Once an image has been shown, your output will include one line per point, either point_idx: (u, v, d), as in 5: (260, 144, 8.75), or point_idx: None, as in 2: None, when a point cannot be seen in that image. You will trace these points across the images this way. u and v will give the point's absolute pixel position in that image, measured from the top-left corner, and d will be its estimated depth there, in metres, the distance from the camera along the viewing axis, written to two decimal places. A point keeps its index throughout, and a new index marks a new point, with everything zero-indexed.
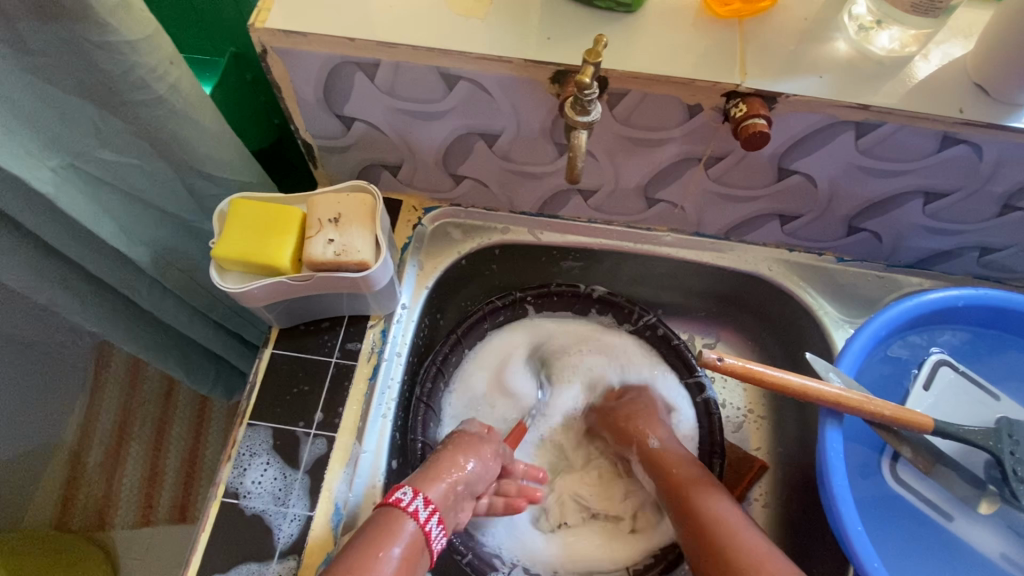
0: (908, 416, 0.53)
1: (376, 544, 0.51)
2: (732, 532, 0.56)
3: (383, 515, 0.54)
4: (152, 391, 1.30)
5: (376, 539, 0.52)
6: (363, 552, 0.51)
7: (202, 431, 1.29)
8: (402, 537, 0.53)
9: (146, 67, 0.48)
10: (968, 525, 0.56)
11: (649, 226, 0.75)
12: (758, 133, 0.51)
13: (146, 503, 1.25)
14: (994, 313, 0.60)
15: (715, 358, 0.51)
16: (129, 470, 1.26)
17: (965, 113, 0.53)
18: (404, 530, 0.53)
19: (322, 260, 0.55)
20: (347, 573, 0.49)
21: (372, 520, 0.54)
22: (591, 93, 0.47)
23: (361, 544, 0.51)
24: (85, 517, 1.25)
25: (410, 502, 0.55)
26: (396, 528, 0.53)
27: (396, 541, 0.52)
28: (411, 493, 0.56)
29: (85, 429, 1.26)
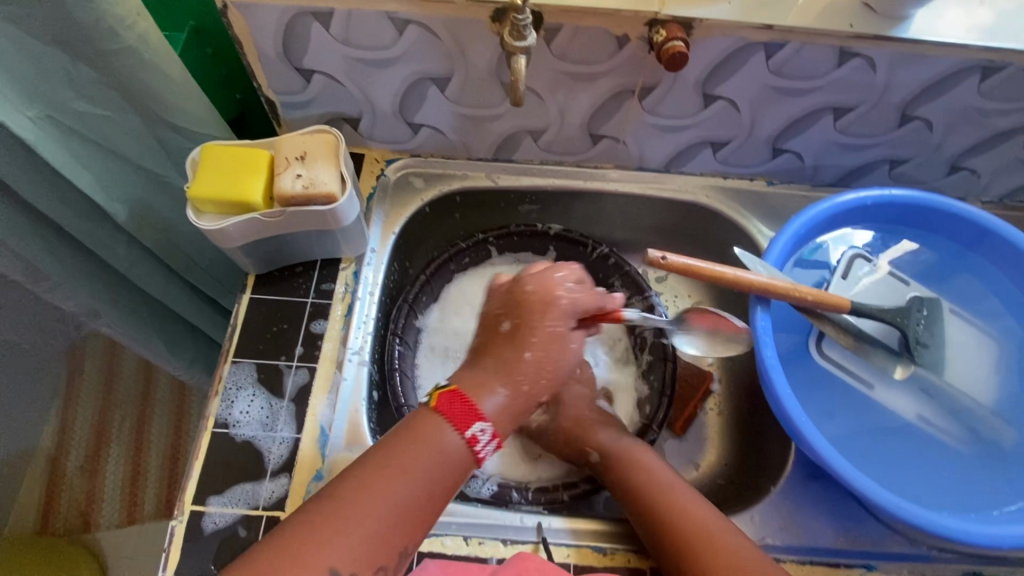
0: (827, 298, 0.60)
1: (416, 454, 0.49)
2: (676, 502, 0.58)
3: (438, 419, 0.51)
4: (127, 395, 1.24)
5: (417, 442, 0.50)
6: (406, 456, 0.49)
7: (182, 430, 1.29)
8: (443, 451, 0.50)
9: (115, 16, 0.53)
10: (887, 393, 0.64)
11: (596, 164, 0.81)
12: (677, 54, 0.58)
13: (130, 501, 1.29)
14: (900, 210, 0.67)
15: (659, 257, 0.56)
16: (110, 470, 1.28)
17: (855, 27, 0.60)
18: (446, 443, 0.50)
19: (292, 193, 0.59)
20: (383, 464, 0.48)
21: (424, 420, 0.51)
22: (524, 19, 0.54)
23: (401, 443, 0.50)
24: (67, 519, 1.26)
25: (474, 429, 0.51)
26: (438, 438, 0.50)
27: (438, 447, 0.50)
28: (477, 420, 0.52)
29: (62, 432, 1.21)
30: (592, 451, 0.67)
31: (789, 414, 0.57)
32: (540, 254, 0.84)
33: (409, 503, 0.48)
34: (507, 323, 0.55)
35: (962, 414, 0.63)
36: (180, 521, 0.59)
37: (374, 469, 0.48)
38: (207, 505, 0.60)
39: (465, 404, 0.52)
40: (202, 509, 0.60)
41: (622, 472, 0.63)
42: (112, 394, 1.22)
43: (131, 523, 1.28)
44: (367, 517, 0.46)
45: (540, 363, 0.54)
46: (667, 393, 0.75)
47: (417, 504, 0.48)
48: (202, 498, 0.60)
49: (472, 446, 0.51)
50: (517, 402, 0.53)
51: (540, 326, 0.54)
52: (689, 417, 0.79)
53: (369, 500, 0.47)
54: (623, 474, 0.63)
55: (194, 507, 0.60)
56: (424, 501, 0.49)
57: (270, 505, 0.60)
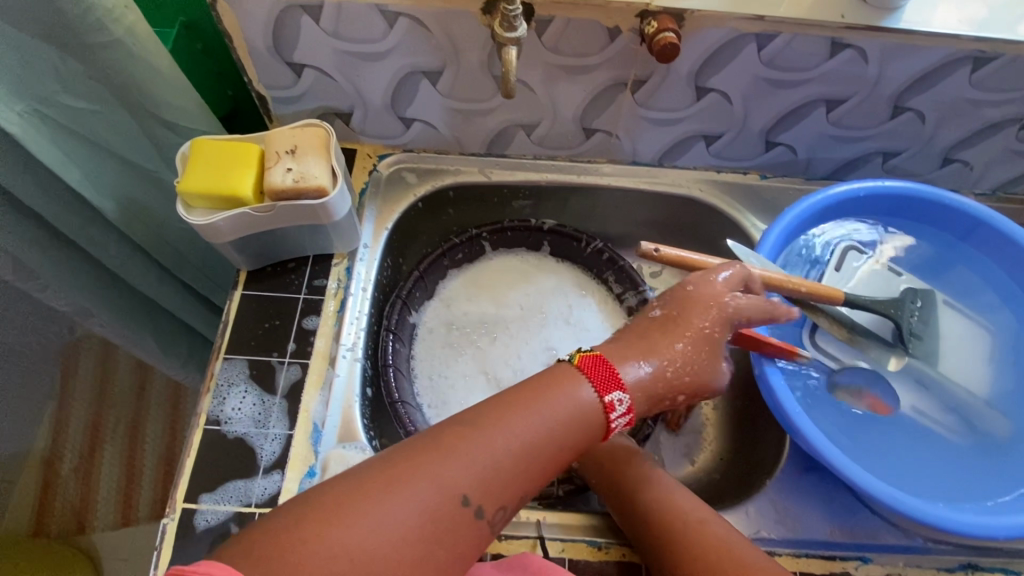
0: (821, 290, 0.60)
1: (555, 400, 0.49)
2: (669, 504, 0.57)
3: (577, 376, 0.51)
4: (124, 393, 1.22)
5: (555, 393, 0.50)
6: (542, 402, 0.49)
7: (176, 432, 1.29)
8: (576, 405, 0.50)
9: (103, 9, 0.53)
10: (881, 384, 0.64)
11: (590, 158, 0.81)
12: (669, 44, 0.58)
13: (124, 502, 1.30)
14: (892, 201, 0.67)
15: (651, 248, 0.57)
16: (105, 471, 1.28)
17: (846, 18, 0.60)
18: (582, 400, 0.50)
19: (283, 187, 0.59)
20: (516, 402, 0.49)
21: (564, 376, 0.51)
22: (514, 9, 0.53)
23: (539, 390, 0.50)
24: (61, 522, 1.23)
25: (612, 396, 0.51)
26: (576, 394, 0.50)
27: (572, 400, 0.50)
28: (617, 389, 0.52)
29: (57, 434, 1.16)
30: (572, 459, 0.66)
31: (783, 408, 0.57)
32: (534, 249, 0.84)
33: (534, 449, 0.47)
34: (660, 312, 0.58)
35: (957, 404, 0.63)
36: (172, 518, 0.59)
37: (510, 404, 0.48)
38: (199, 503, 0.59)
39: (609, 369, 0.52)
40: (194, 506, 0.59)
41: (615, 470, 0.62)
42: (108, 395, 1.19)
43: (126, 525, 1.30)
44: (496, 449, 0.45)
45: (687, 355, 0.56)
46: None
47: (542, 452, 0.47)
48: (194, 496, 0.60)
49: (606, 413, 0.51)
50: (657, 383, 0.55)
51: (693, 323, 0.56)
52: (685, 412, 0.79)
53: (506, 435, 0.46)
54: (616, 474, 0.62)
55: (186, 505, 0.59)
56: (548, 450, 0.48)
57: (263, 502, 0.59)
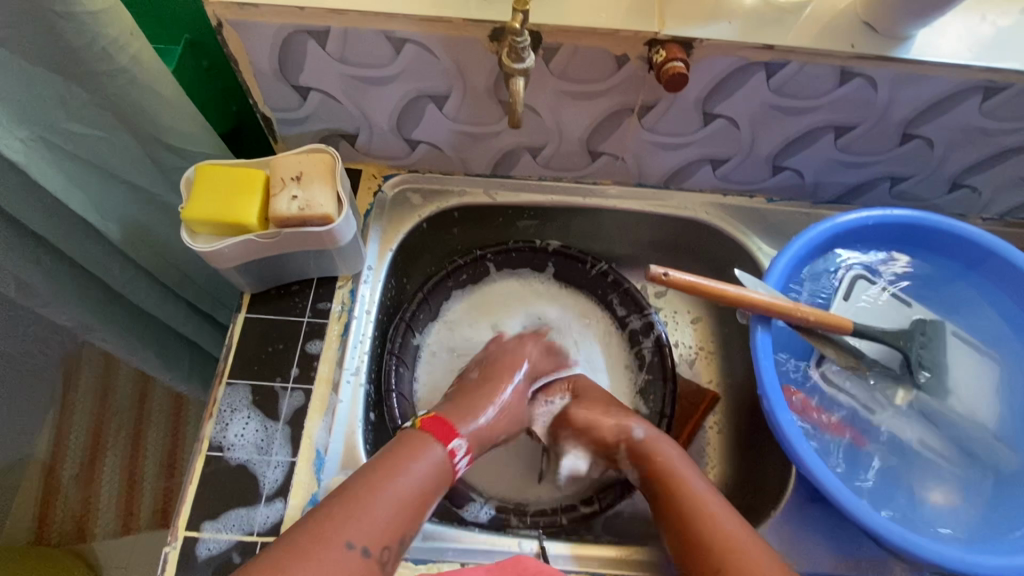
0: (831, 319, 0.59)
1: (409, 458, 0.56)
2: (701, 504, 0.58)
3: (423, 436, 0.59)
4: (124, 398, 1.22)
5: (412, 451, 0.57)
6: (402, 459, 0.56)
7: (180, 434, 1.28)
8: (428, 459, 0.57)
9: (108, 38, 0.52)
10: (889, 418, 0.64)
11: (595, 180, 0.80)
12: (677, 74, 0.57)
13: (126, 511, 1.27)
14: (903, 231, 0.66)
15: (660, 272, 0.55)
16: (108, 474, 1.27)
17: (856, 48, 0.59)
18: (435, 454, 0.58)
19: (288, 215, 0.59)
20: (376, 485, 0.53)
21: (409, 438, 0.59)
22: (522, 40, 0.53)
23: (397, 451, 0.57)
24: (60, 529, 1.23)
25: (453, 443, 0.60)
26: (427, 450, 0.58)
27: (427, 457, 0.57)
28: (456, 437, 0.61)
29: (58, 443, 1.18)
30: (637, 426, 0.66)
31: (793, 444, 0.56)
32: (538, 269, 0.84)
33: (409, 496, 0.54)
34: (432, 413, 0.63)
35: (962, 439, 0.62)
36: (173, 547, 0.58)
37: (373, 488, 0.53)
38: (201, 531, 0.59)
39: (445, 424, 0.62)
40: (196, 535, 0.59)
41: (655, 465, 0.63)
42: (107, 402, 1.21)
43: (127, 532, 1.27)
44: (374, 504, 0.52)
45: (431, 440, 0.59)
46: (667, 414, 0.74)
47: (413, 499, 0.55)
48: (196, 524, 0.59)
49: (451, 459, 0.60)
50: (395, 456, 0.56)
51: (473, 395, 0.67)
52: (689, 436, 0.79)
53: (377, 492, 0.53)
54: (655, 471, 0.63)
55: (188, 533, 0.59)
56: (420, 496, 0.55)
57: (265, 531, 0.59)
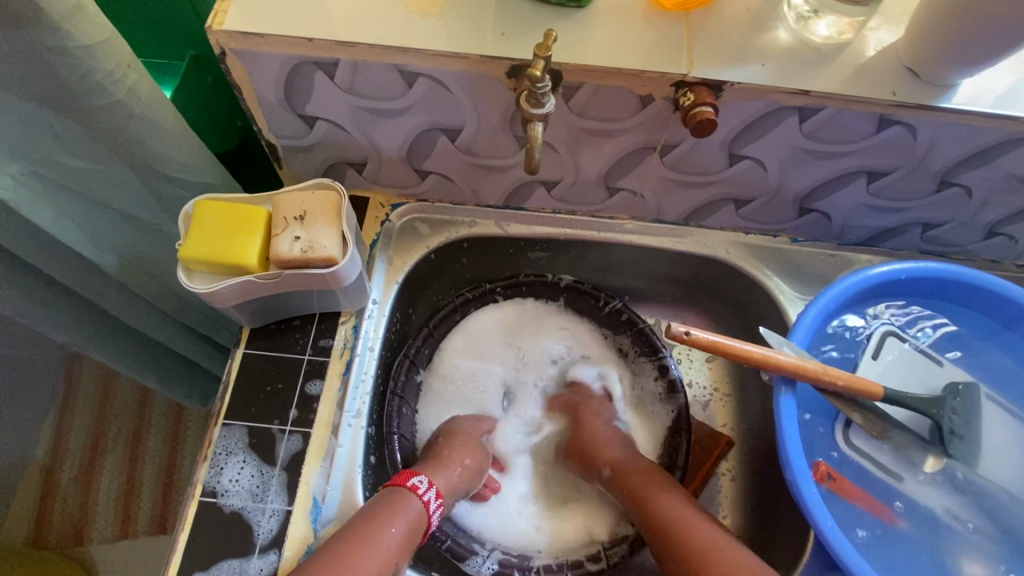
0: (859, 384, 0.57)
1: (386, 514, 0.57)
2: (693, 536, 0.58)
3: (394, 492, 0.60)
4: (125, 406, 1.14)
5: (388, 506, 0.58)
6: (381, 514, 0.57)
7: (178, 448, 1.17)
8: (407, 512, 0.58)
9: (104, 71, 0.49)
10: (915, 485, 0.62)
11: (611, 215, 0.77)
12: (706, 119, 0.54)
13: (123, 515, 1.17)
14: (935, 284, 0.64)
15: (682, 332, 0.52)
16: (105, 482, 1.17)
17: (897, 96, 0.56)
18: (411, 506, 0.59)
19: (290, 258, 0.56)
20: (356, 538, 0.54)
21: (382, 498, 0.59)
22: (543, 85, 0.50)
23: (374, 508, 0.57)
24: (59, 530, 1.15)
25: (413, 480, 0.61)
26: (404, 505, 0.58)
27: (404, 510, 0.58)
28: (414, 475, 0.62)
29: (57, 444, 1.12)
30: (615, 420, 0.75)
31: (817, 519, 0.53)
32: (549, 303, 0.81)
33: (389, 549, 0.55)
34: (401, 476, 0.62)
35: (994, 509, 0.59)
36: None
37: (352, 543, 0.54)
38: None
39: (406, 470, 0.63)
40: None
41: (651, 498, 0.63)
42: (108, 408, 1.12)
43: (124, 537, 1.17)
44: (356, 558, 0.53)
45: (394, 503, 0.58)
46: (680, 465, 0.72)
47: (392, 553, 0.55)
48: (187, 574, 0.57)
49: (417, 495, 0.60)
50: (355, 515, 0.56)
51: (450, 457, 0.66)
52: (701, 484, 0.76)
53: (360, 547, 0.54)
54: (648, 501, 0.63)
55: None
56: (399, 548, 0.56)
57: None
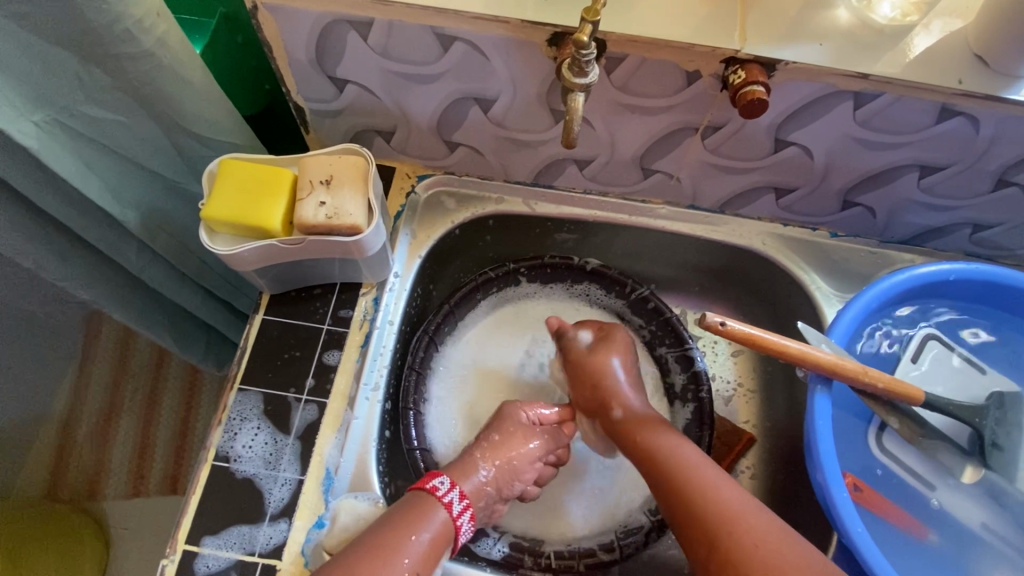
0: (899, 387, 0.54)
1: (409, 521, 0.54)
2: (675, 461, 0.56)
3: (418, 497, 0.57)
4: (143, 363, 1.16)
5: (412, 514, 0.55)
6: (403, 521, 0.54)
7: (193, 404, 1.16)
8: (432, 521, 0.55)
9: (132, 19, 0.47)
10: (949, 495, 0.59)
11: (644, 198, 0.74)
12: (757, 99, 0.51)
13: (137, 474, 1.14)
14: (985, 287, 0.61)
15: (717, 321, 0.50)
16: (121, 437, 1.15)
17: (964, 84, 0.52)
18: (433, 513, 0.56)
19: (315, 223, 0.54)
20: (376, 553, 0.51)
21: (406, 502, 0.56)
22: (588, 53, 0.47)
23: (398, 515, 0.55)
24: (75, 486, 1.14)
25: (434, 481, 0.58)
26: (429, 512, 0.55)
27: (426, 518, 0.55)
28: (436, 476, 0.59)
29: (76, 397, 1.14)
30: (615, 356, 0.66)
31: (845, 526, 0.51)
32: (573, 286, 0.79)
33: (408, 557, 0.52)
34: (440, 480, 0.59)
35: None
36: (171, 560, 0.56)
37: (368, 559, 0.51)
38: (201, 546, 0.56)
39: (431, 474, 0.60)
40: (196, 549, 0.56)
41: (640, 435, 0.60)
42: (126, 364, 1.15)
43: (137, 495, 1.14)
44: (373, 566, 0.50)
45: (417, 511, 0.55)
46: None
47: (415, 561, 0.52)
48: (197, 537, 0.57)
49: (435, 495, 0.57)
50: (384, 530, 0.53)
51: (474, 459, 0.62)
52: None
53: (376, 555, 0.51)
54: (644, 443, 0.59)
55: (188, 546, 0.56)
56: (421, 559, 0.53)
57: (267, 553, 0.56)
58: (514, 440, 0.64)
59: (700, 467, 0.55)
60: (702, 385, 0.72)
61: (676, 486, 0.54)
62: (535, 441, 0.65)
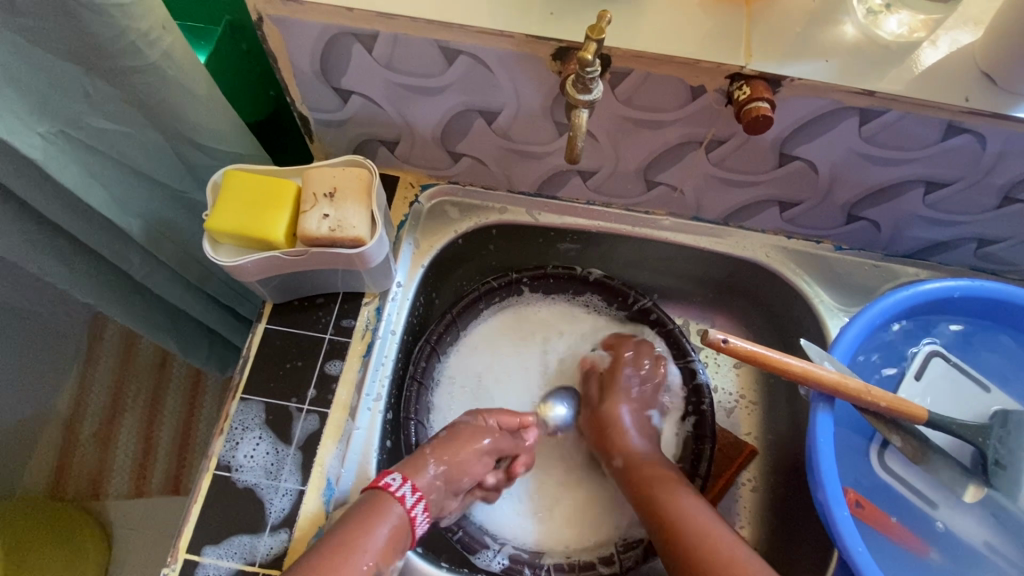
0: (902, 406, 0.54)
1: (365, 518, 0.55)
2: (682, 504, 0.60)
3: (370, 496, 0.57)
4: (147, 362, 1.18)
5: (366, 510, 0.55)
6: (357, 519, 0.54)
7: (196, 405, 1.16)
8: (384, 515, 0.55)
9: (139, 32, 0.47)
10: (951, 512, 0.59)
11: (647, 209, 0.74)
12: (761, 116, 0.50)
13: (138, 474, 1.13)
14: (989, 304, 0.60)
15: (720, 339, 0.49)
16: (124, 440, 1.15)
17: (970, 102, 0.52)
18: (389, 509, 0.56)
19: (317, 235, 0.55)
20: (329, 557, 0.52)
21: (358, 501, 0.56)
22: (591, 71, 0.47)
23: (351, 513, 0.55)
24: (77, 486, 1.13)
25: (386, 479, 0.58)
26: (381, 508, 0.56)
27: (380, 514, 0.55)
28: (387, 474, 0.59)
29: (80, 397, 1.15)
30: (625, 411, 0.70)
31: (846, 544, 0.51)
32: (575, 295, 0.78)
33: (368, 556, 0.53)
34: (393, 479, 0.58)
35: None
36: (172, 569, 0.56)
37: (323, 562, 0.51)
38: (202, 555, 0.56)
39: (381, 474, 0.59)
40: (197, 559, 0.56)
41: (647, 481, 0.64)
42: (129, 363, 1.17)
43: (139, 495, 1.13)
44: (336, 567, 0.51)
45: (372, 521, 0.55)
46: (701, 473, 0.70)
47: (373, 556, 0.53)
48: (198, 547, 0.57)
49: (388, 493, 0.57)
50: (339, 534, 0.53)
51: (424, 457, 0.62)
52: (721, 492, 0.73)
53: (337, 556, 0.52)
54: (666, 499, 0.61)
55: (189, 556, 0.56)
56: (382, 553, 0.54)
57: (267, 562, 0.56)
58: (466, 440, 0.64)
59: (706, 514, 0.59)
60: (704, 398, 0.72)
61: (690, 542, 0.57)
62: (488, 437, 0.65)
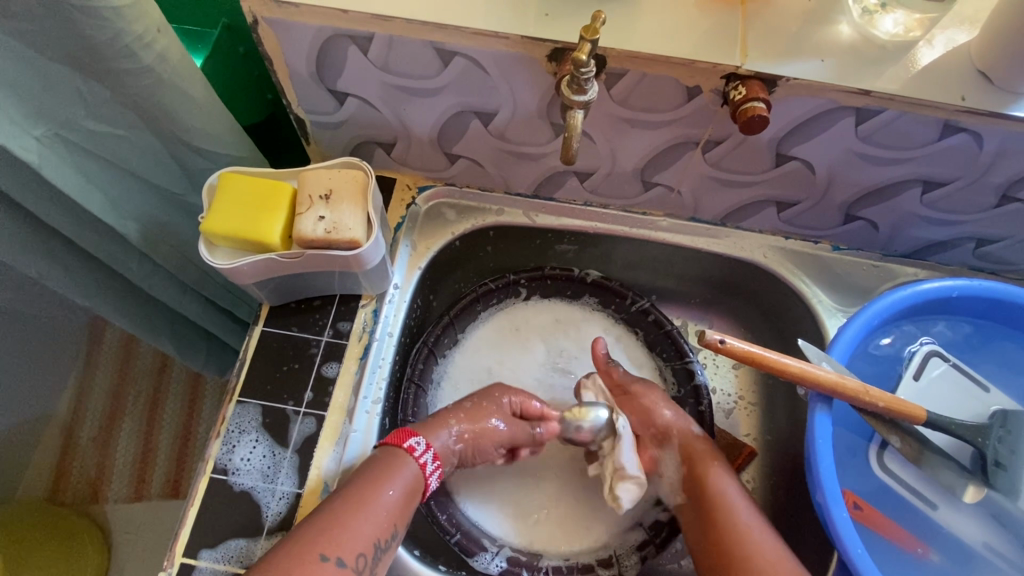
0: (903, 407, 0.54)
1: (385, 476, 0.56)
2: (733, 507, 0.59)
3: (392, 452, 0.58)
4: (146, 367, 1.18)
5: (387, 468, 0.57)
6: (377, 477, 0.56)
7: (195, 409, 1.16)
8: (404, 475, 0.57)
9: (133, 35, 0.48)
10: (951, 513, 0.59)
11: (645, 210, 0.74)
12: (757, 116, 0.50)
13: (138, 478, 1.13)
14: (989, 303, 0.60)
15: (716, 340, 0.49)
16: (123, 444, 1.14)
17: (966, 101, 0.52)
18: (406, 467, 0.57)
19: (313, 237, 0.55)
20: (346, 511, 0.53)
21: (377, 456, 0.58)
22: (587, 71, 0.47)
23: (372, 469, 0.56)
24: (76, 491, 1.12)
25: (411, 441, 0.59)
26: (402, 468, 0.57)
27: (397, 468, 0.57)
28: (414, 436, 0.59)
29: (78, 402, 1.15)
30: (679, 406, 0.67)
31: (845, 545, 0.50)
32: (572, 297, 0.79)
33: (386, 510, 0.54)
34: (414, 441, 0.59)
35: None
36: (169, 573, 0.56)
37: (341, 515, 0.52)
38: (198, 559, 0.56)
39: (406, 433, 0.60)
40: (193, 562, 0.56)
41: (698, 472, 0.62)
42: (129, 368, 1.17)
43: (138, 500, 1.12)
44: (351, 521, 0.52)
45: (394, 480, 0.56)
46: None
47: (390, 514, 0.54)
48: (194, 551, 0.56)
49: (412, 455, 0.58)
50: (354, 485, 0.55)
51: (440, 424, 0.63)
52: None
53: (353, 510, 0.53)
54: (703, 475, 0.62)
55: (185, 560, 0.56)
56: (397, 512, 0.55)
57: None
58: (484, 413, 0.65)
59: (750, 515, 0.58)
60: (701, 399, 0.72)
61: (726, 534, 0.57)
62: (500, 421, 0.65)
